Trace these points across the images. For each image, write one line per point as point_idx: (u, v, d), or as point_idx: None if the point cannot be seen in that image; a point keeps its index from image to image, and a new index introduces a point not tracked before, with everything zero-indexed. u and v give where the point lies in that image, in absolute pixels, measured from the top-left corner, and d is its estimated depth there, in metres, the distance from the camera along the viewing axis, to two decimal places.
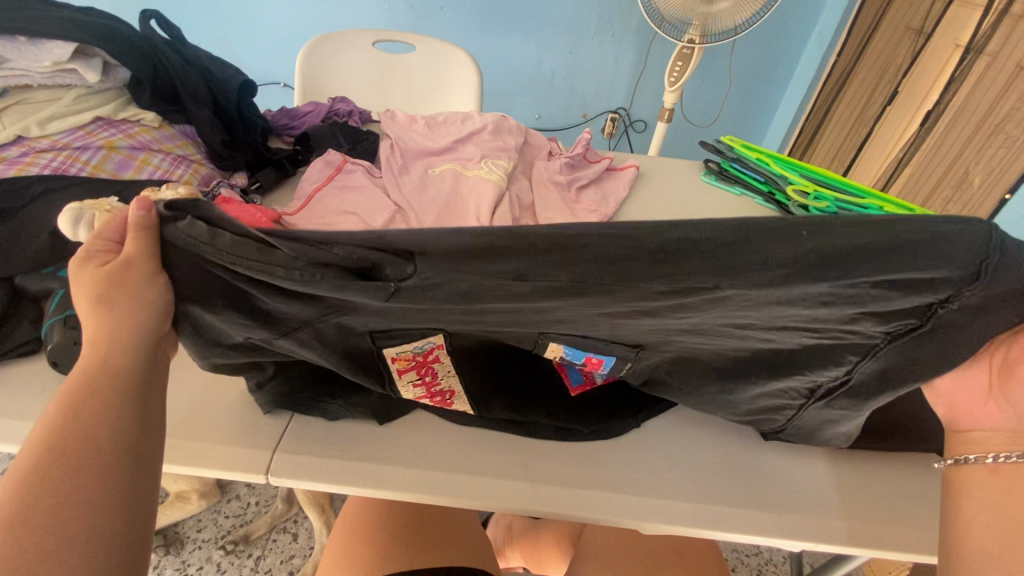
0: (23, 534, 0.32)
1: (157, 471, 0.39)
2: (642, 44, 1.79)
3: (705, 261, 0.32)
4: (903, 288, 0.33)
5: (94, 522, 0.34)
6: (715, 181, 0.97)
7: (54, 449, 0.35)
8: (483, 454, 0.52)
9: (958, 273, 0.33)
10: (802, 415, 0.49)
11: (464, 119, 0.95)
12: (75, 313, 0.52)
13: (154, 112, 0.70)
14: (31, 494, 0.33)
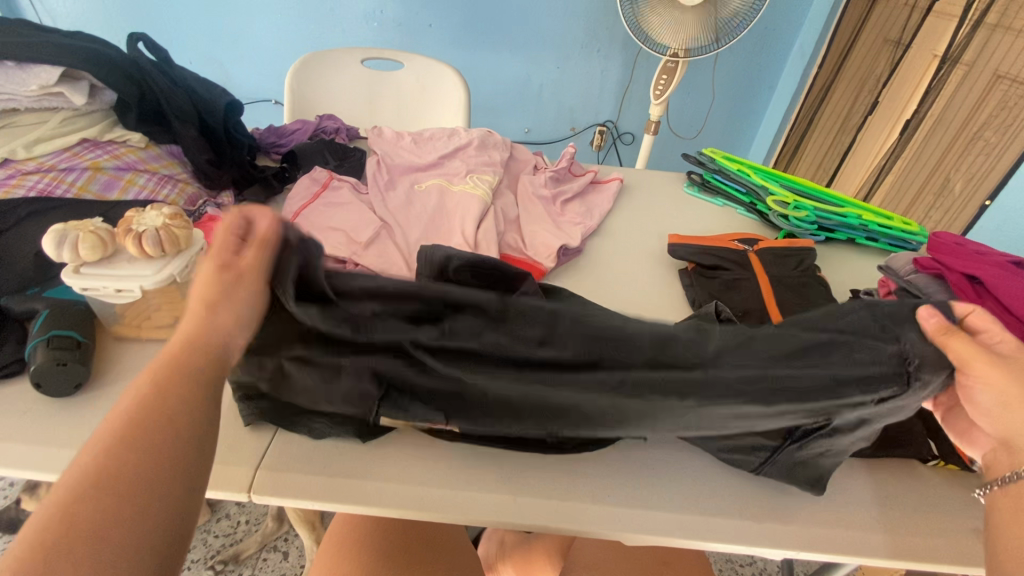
0: (96, 502, 0.32)
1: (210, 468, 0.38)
2: (628, 57, 1.82)
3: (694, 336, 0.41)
4: (863, 364, 0.40)
5: (152, 508, 0.33)
6: (698, 193, 0.99)
7: (133, 427, 0.35)
8: (468, 468, 0.52)
9: (896, 353, 0.41)
10: (776, 461, 0.51)
11: (450, 135, 0.97)
12: (59, 334, 0.52)
13: (140, 133, 0.71)
14: (109, 463, 0.33)
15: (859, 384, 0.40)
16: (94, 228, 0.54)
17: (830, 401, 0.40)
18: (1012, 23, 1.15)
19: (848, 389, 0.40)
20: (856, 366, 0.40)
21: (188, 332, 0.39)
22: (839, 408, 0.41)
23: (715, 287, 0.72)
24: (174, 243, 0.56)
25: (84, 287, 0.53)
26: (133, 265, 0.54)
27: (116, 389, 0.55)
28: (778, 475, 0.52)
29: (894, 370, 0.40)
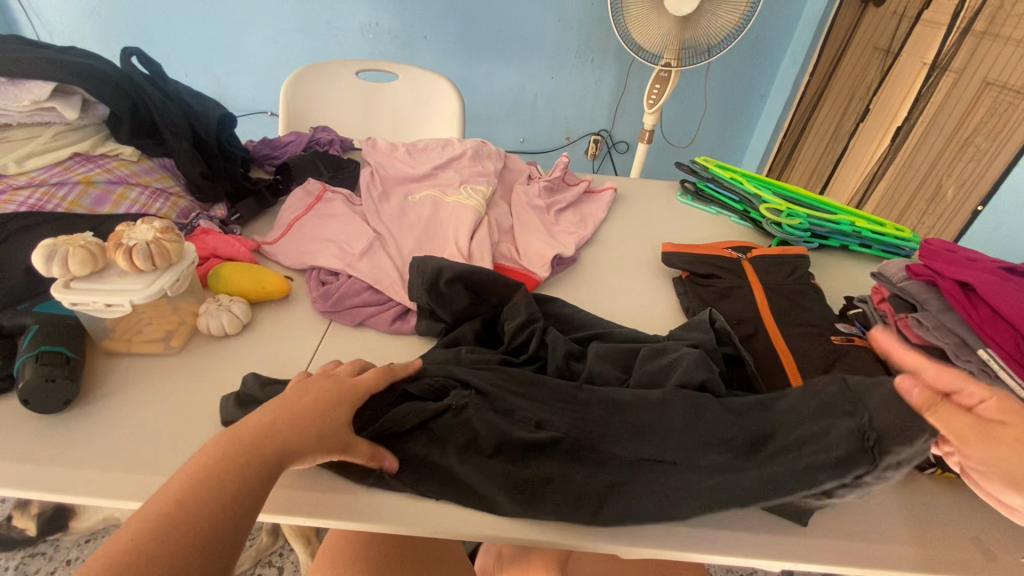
0: (163, 535, 0.32)
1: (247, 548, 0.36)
2: (622, 67, 1.84)
3: (659, 428, 0.47)
4: (823, 455, 0.40)
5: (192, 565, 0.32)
6: (692, 201, 0.99)
7: (227, 471, 0.36)
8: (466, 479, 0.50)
9: (853, 432, 0.40)
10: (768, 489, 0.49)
11: (444, 146, 0.97)
12: (48, 350, 0.52)
13: (132, 147, 0.71)
14: (186, 504, 0.34)
15: (831, 470, 0.40)
16: (85, 242, 0.54)
17: (802, 488, 0.40)
18: (1000, 30, 1.17)
19: (822, 477, 0.40)
20: (817, 454, 0.41)
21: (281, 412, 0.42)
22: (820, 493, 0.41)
23: (709, 295, 0.72)
24: (166, 257, 0.56)
25: (74, 302, 0.53)
26: (124, 279, 0.54)
27: (105, 405, 0.54)
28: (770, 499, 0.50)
29: (856, 448, 0.39)
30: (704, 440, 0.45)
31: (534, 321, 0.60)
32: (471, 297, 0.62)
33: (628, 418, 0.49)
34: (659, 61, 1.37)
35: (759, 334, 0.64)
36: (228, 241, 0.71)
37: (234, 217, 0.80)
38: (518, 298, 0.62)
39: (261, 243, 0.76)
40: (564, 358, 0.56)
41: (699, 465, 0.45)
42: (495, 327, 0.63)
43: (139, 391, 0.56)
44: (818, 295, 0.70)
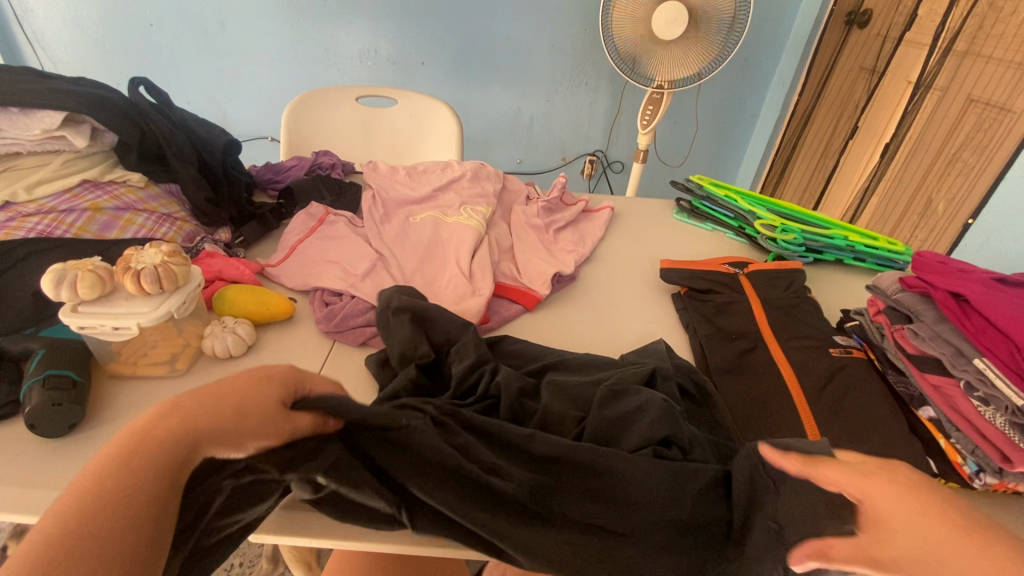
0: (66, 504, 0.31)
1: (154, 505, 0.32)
2: (615, 90, 1.88)
3: (618, 485, 0.44)
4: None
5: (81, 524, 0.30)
6: (687, 219, 1.01)
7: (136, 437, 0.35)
8: None
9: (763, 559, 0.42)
10: None
11: (443, 168, 0.99)
12: (55, 374, 0.52)
13: (139, 173, 0.72)
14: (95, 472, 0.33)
15: None
16: (93, 266, 0.55)
17: None
18: (981, 50, 1.20)
19: None
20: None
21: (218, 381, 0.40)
22: None
23: (707, 310, 0.73)
24: (172, 280, 0.56)
25: (82, 325, 0.53)
26: (131, 302, 0.55)
27: (109, 428, 0.54)
28: None
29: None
30: (658, 511, 0.43)
31: (484, 363, 0.57)
32: (419, 330, 0.59)
33: (585, 476, 0.45)
34: (652, 83, 1.40)
35: (758, 348, 0.65)
36: (233, 264, 0.73)
37: (237, 240, 0.81)
38: (466, 338, 0.59)
39: (265, 266, 0.77)
40: (516, 394, 0.54)
41: (650, 536, 0.43)
42: (436, 374, 0.58)
43: (143, 413, 0.56)
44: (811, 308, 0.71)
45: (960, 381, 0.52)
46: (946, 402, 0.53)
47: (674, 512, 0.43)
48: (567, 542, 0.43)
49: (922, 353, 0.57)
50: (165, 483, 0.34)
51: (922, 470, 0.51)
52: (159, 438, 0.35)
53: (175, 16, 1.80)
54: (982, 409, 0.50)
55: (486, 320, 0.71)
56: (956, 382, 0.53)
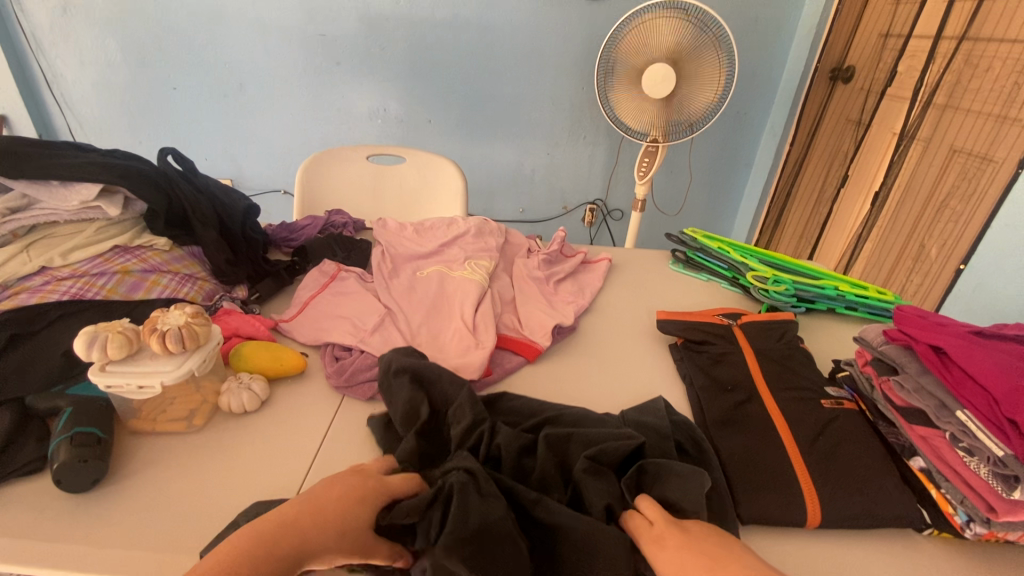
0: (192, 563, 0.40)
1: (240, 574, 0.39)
2: (613, 142, 1.97)
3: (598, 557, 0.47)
4: None
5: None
6: (683, 269, 1.05)
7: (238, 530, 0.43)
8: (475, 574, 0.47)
9: None
10: None
11: (449, 224, 1.04)
12: (82, 432, 0.55)
13: (166, 238, 0.77)
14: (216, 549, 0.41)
15: None
16: (121, 327, 0.59)
17: None
18: (959, 103, 1.27)
19: None
20: None
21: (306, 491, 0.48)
22: None
23: (703, 361, 0.76)
24: (194, 340, 0.60)
25: (109, 384, 0.57)
26: (155, 361, 0.58)
27: (126, 484, 0.56)
28: None
29: None
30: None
31: (481, 423, 0.58)
32: (419, 389, 0.61)
33: (573, 540, 0.48)
34: (647, 138, 1.48)
35: (752, 400, 0.67)
36: (248, 320, 0.77)
37: (253, 297, 0.86)
38: (461, 399, 0.60)
39: (279, 321, 0.81)
40: (515, 454, 0.56)
41: None
42: (436, 437, 0.60)
43: (159, 468, 0.58)
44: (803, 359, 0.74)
45: (946, 432, 0.55)
46: (934, 452, 0.55)
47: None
48: None
49: (909, 405, 0.59)
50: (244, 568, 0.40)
51: (913, 522, 0.53)
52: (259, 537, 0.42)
53: (199, 82, 1.93)
54: (968, 460, 0.52)
55: (488, 373, 0.74)
56: (941, 433, 0.55)
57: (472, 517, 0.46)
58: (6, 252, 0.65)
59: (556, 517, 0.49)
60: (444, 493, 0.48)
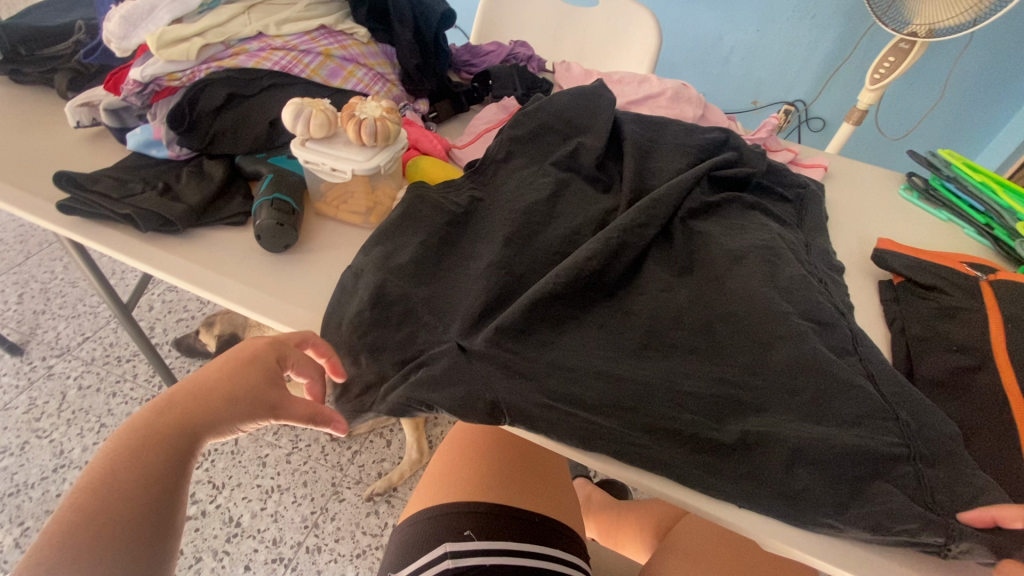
0: (127, 440, 0.44)
1: (126, 460, 0.43)
2: (849, 32, 1.56)
3: (791, 448, 0.48)
4: (811, 338, 0.55)
5: (123, 445, 0.44)
6: (916, 200, 0.84)
7: (145, 426, 0.45)
8: (618, 294, 0.61)
9: (832, 344, 0.56)
10: (868, 394, 0.51)
11: (641, 81, 0.93)
12: (280, 198, 0.60)
13: (365, 29, 0.74)
14: (138, 431, 0.45)
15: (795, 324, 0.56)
16: (324, 107, 0.59)
17: (794, 328, 0.56)
18: None
19: (785, 335, 0.55)
20: (770, 322, 0.57)
21: (186, 409, 0.46)
22: (805, 330, 0.56)
23: (926, 312, 0.62)
24: (386, 137, 0.59)
25: (307, 159, 0.59)
26: (349, 149, 0.59)
27: (316, 258, 0.62)
28: (878, 402, 0.51)
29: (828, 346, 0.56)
30: (779, 412, 0.51)
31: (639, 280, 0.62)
32: (591, 251, 0.61)
33: (781, 479, 0.47)
34: (904, 29, 1.19)
35: (984, 369, 0.55)
36: (428, 135, 0.75)
37: (432, 115, 0.84)
38: (636, 250, 0.63)
39: (453, 145, 0.79)
40: (631, 366, 0.54)
41: (769, 391, 0.52)
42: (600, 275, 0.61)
43: (343, 252, 0.63)
44: (780, 180, 0.77)
45: None
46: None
47: (801, 430, 0.49)
48: (702, 427, 0.50)
49: None
50: (149, 464, 0.43)
51: None
52: (167, 432, 0.45)
53: None
54: None
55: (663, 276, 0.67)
56: None
57: (607, 384, 0.52)
58: (231, 10, 0.65)
59: (775, 467, 0.48)
60: (598, 393, 0.52)
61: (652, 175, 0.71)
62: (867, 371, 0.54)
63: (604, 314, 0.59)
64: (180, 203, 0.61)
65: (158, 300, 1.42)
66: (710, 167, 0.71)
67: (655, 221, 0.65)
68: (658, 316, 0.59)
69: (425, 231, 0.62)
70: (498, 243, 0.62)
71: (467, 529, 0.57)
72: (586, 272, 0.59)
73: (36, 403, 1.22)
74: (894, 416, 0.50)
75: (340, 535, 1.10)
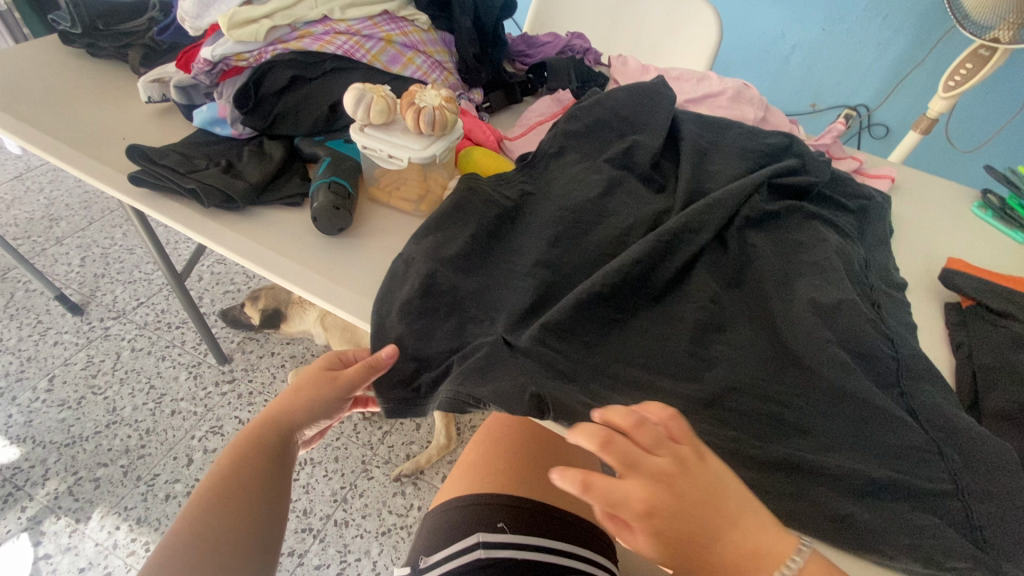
0: (244, 439, 0.55)
1: (244, 452, 0.53)
2: (924, 34, 1.47)
3: (831, 474, 0.47)
4: (855, 365, 0.54)
5: (241, 442, 0.54)
6: (989, 218, 0.79)
7: (256, 429, 0.56)
8: (664, 300, 0.60)
9: (876, 371, 0.55)
10: (909, 426, 0.50)
11: (701, 79, 0.90)
12: (337, 182, 0.61)
13: (426, 16, 0.74)
14: (252, 434, 0.55)
15: (839, 346, 0.55)
16: (385, 94, 0.59)
17: (838, 352, 0.54)
18: None
19: (831, 356, 0.54)
20: (816, 341, 0.55)
21: (283, 412, 0.57)
22: (847, 356, 0.55)
23: (998, 339, 0.59)
24: (443, 127, 0.59)
25: (365, 145, 0.60)
26: (407, 137, 0.59)
27: (367, 242, 0.63)
28: (922, 436, 0.50)
29: (870, 373, 0.54)
30: (820, 436, 0.50)
31: (688, 288, 0.61)
32: (642, 256, 0.59)
33: (821, 505, 0.46)
34: (986, 36, 1.12)
35: None
36: (481, 125, 0.75)
37: (485, 105, 0.83)
38: (686, 256, 0.61)
39: (504, 136, 0.79)
40: (672, 377, 0.54)
41: (811, 413, 0.51)
42: (648, 281, 0.60)
43: (392, 238, 0.64)
44: (843, 191, 0.74)
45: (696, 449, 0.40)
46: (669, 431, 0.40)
47: (840, 458, 0.48)
48: (742, 445, 0.49)
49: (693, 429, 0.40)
50: (261, 457, 0.54)
51: None
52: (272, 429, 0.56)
53: None
54: None
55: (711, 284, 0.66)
56: None
57: (647, 392, 0.52)
58: None
59: (815, 493, 0.46)
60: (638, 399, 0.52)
61: (708, 181, 0.68)
62: (907, 406, 0.53)
63: (648, 319, 0.58)
64: (241, 180, 0.63)
65: (207, 271, 1.47)
66: (772, 174, 0.68)
67: (710, 227, 0.63)
68: (702, 325, 0.57)
69: (475, 223, 0.62)
70: (547, 239, 0.61)
71: (499, 521, 0.57)
72: (632, 276, 0.58)
73: (92, 361, 1.29)
74: (936, 451, 0.49)
75: (367, 512, 1.13)
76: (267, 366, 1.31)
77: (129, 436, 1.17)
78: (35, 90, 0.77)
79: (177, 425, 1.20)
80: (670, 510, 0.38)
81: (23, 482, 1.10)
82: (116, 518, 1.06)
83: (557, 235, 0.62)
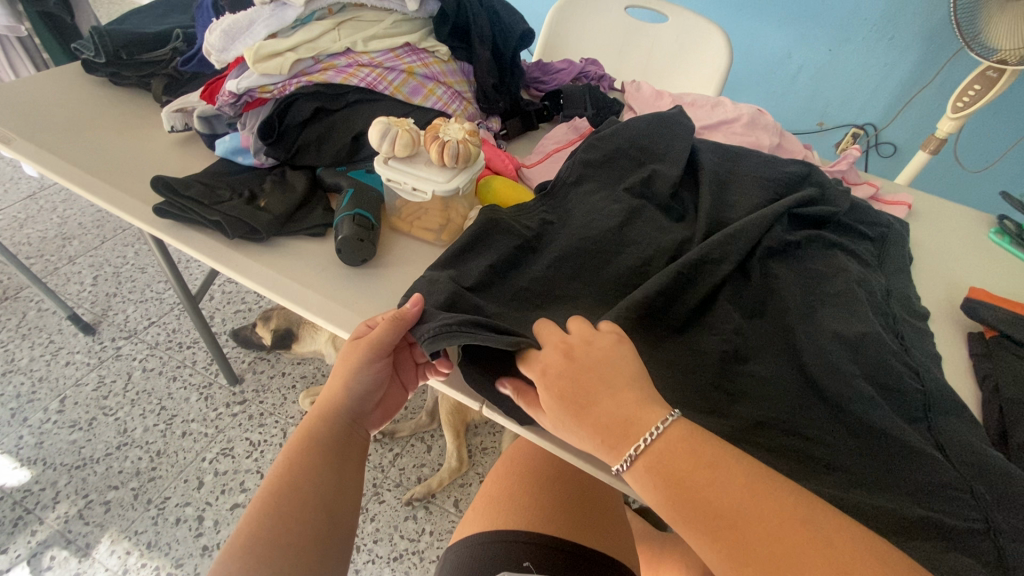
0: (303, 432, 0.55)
1: (304, 444, 0.54)
2: (930, 54, 1.49)
3: (859, 513, 0.46)
4: (882, 400, 0.53)
5: (302, 435, 0.55)
6: (1007, 244, 0.79)
7: (313, 420, 0.56)
8: (687, 332, 0.60)
9: (902, 407, 0.54)
10: (938, 463, 0.49)
11: (715, 105, 0.90)
12: (361, 214, 0.62)
13: (446, 47, 0.75)
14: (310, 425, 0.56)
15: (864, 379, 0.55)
16: (409, 127, 0.60)
17: (865, 387, 0.54)
18: None
19: (858, 390, 0.53)
20: (842, 375, 0.54)
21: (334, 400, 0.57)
22: (873, 390, 0.54)
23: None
24: (466, 159, 0.60)
25: (389, 177, 0.61)
26: (430, 170, 0.60)
27: (390, 273, 0.63)
28: (953, 473, 0.49)
29: (896, 407, 0.54)
30: (848, 472, 0.49)
31: (711, 318, 0.61)
32: (664, 286, 0.59)
33: None
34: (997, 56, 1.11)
35: None
36: (500, 154, 0.76)
37: (502, 132, 0.84)
38: (708, 286, 0.61)
39: (522, 163, 0.80)
40: (698, 411, 0.53)
41: (838, 449, 0.51)
42: (670, 311, 0.60)
43: (414, 268, 0.64)
44: (861, 219, 0.74)
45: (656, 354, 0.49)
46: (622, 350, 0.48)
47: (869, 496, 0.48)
48: None
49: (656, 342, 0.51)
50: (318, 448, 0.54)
51: None
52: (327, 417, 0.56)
53: None
54: None
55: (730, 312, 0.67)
56: None
57: None
58: (323, 26, 0.67)
59: None
60: None
61: (727, 211, 0.69)
62: (936, 441, 0.52)
63: (672, 350, 0.58)
64: (265, 211, 0.63)
65: (218, 291, 1.48)
66: (792, 205, 0.68)
67: (732, 257, 0.63)
68: (727, 359, 0.57)
69: (497, 253, 0.62)
70: (569, 269, 0.62)
71: (525, 560, 0.56)
72: (654, 306, 0.58)
73: (104, 381, 1.29)
74: (967, 488, 0.48)
75: (379, 536, 1.12)
76: (278, 387, 1.31)
77: (140, 459, 1.17)
78: (59, 119, 0.78)
79: (188, 447, 1.19)
80: (559, 370, 0.46)
81: (34, 505, 1.09)
82: (127, 543, 1.06)
83: (579, 265, 0.62)
